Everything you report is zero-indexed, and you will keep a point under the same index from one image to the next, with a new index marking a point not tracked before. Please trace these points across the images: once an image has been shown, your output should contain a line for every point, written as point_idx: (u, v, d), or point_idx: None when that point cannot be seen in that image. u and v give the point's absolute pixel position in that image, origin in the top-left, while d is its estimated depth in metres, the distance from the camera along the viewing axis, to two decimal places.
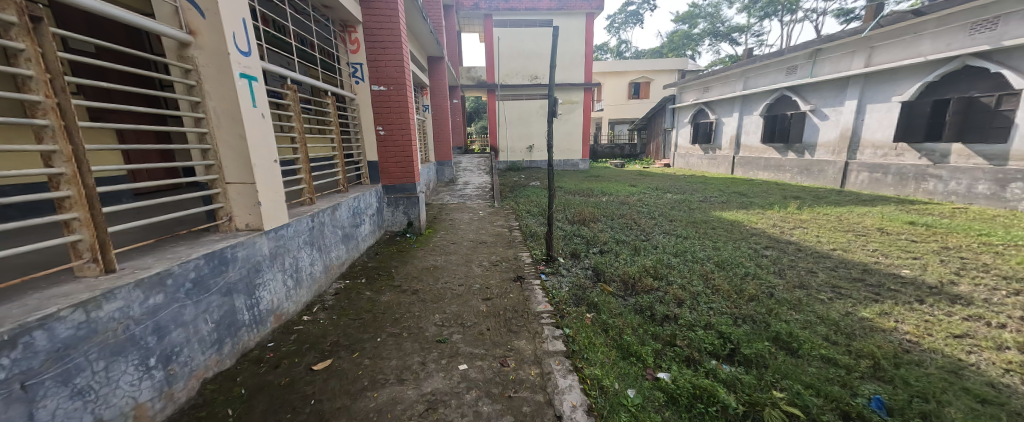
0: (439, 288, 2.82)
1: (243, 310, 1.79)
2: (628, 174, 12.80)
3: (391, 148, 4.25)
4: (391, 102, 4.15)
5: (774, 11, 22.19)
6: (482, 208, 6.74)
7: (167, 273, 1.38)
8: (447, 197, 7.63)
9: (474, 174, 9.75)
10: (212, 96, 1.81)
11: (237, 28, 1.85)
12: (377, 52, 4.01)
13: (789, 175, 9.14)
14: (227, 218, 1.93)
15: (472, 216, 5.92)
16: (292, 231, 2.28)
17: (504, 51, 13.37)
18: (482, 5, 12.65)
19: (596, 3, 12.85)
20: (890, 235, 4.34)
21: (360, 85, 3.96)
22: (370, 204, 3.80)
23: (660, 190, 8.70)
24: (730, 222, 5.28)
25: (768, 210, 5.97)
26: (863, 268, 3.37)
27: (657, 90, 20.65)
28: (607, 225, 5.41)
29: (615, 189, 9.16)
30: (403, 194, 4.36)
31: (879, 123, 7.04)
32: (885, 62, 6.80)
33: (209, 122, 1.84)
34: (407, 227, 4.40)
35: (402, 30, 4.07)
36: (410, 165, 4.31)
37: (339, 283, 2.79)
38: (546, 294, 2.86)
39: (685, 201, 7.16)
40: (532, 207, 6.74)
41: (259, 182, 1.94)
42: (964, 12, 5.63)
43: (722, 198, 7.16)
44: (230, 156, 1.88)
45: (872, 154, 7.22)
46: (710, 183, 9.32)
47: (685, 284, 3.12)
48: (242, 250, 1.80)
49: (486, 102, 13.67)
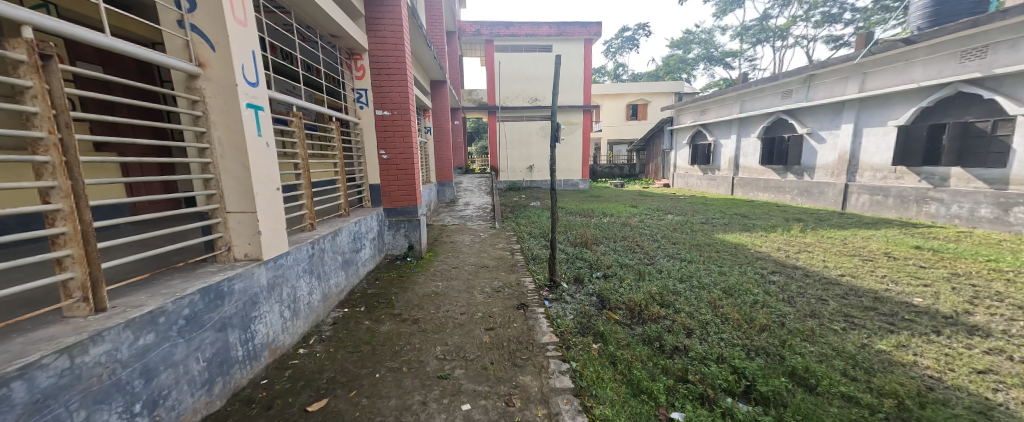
0: (441, 317, 2.72)
1: (237, 346, 1.72)
2: (628, 194, 12.84)
3: (393, 171, 4.25)
4: (395, 127, 4.19)
5: (767, 37, 22.96)
6: (483, 230, 6.69)
7: (160, 310, 1.32)
8: (448, 218, 7.60)
9: (474, 195, 9.76)
10: (217, 126, 1.81)
11: (247, 59, 1.87)
12: (381, 78, 4.08)
13: (789, 196, 9.15)
14: (225, 248, 1.88)
15: (472, 238, 5.86)
16: (291, 259, 2.22)
17: (505, 74, 13.70)
18: (484, 31, 13.06)
19: (595, 30, 13.28)
20: (897, 260, 4.27)
21: (364, 110, 4.01)
22: (371, 228, 3.76)
23: (661, 211, 8.69)
24: (734, 246, 5.22)
25: (772, 232, 5.93)
26: (874, 295, 3.29)
27: (655, 112, 21.07)
28: (609, 248, 5.35)
29: (616, 209, 9.16)
30: (404, 217, 4.32)
31: (876, 146, 7.11)
32: (878, 87, 6.97)
33: (213, 152, 1.83)
34: (407, 250, 4.33)
35: (407, 57, 4.15)
36: (413, 188, 4.30)
37: (337, 312, 2.71)
38: (550, 323, 2.76)
39: (686, 222, 7.13)
40: (533, 229, 6.69)
41: (260, 211, 1.92)
42: (954, 41, 5.82)
43: (724, 220, 7.13)
44: (233, 185, 1.86)
45: (871, 176, 7.26)
46: (711, 205, 9.33)
47: (693, 312, 3.04)
48: (239, 282, 1.75)
49: (487, 123, 13.89)
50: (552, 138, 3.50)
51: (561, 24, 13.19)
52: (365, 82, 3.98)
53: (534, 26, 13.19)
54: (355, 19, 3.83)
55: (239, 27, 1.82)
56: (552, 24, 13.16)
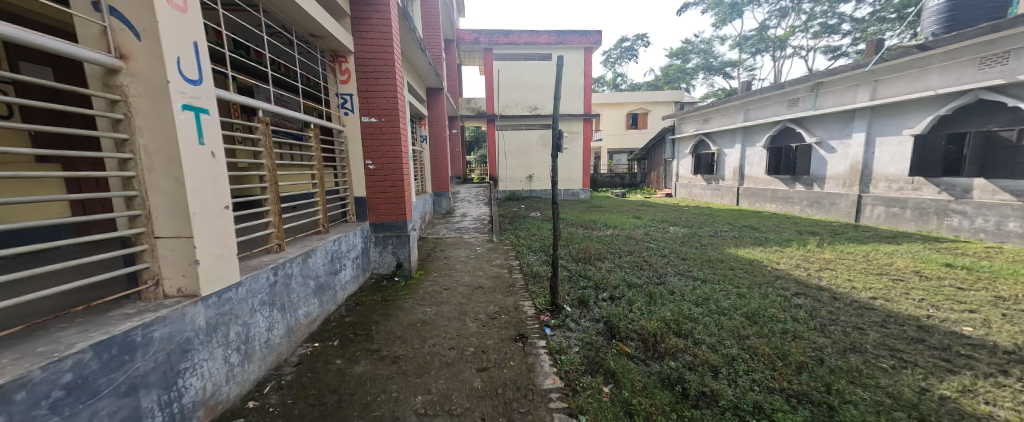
0: (425, 353, 2.34)
1: (155, 411, 1.35)
2: (631, 204, 12.52)
3: (379, 183, 3.91)
4: (382, 135, 3.85)
5: (766, 47, 22.98)
6: (480, 243, 6.33)
7: (19, 383, 0.96)
8: (443, 231, 7.24)
9: (472, 205, 9.42)
10: (144, 132, 1.47)
11: (185, 51, 1.55)
12: (367, 82, 3.75)
13: (798, 207, 8.83)
14: (152, 282, 1.52)
15: (468, 253, 5.49)
16: (244, 291, 1.86)
17: (504, 82, 13.50)
18: (483, 39, 12.90)
19: (594, 38, 13.13)
20: (931, 280, 3.91)
21: (349, 117, 3.69)
22: (353, 246, 3.40)
23: (666, 223, 8.35)
24: (750, 262, 4.85)
25: (787, 247, 5.56)
26: (917, 324, 2.92)
27: (655, 121, 20.91)
28: (615, 264, 4.98)
29: (619, 221, 8.81)
30: (392, 232, 3.96)
31: (891, 156, 6.83)
32: (892, 95, 6.74)
33: (139, 163, 1.48)
34: (396, 269, 3.96)
35: (397, 60, 3.84)
36: (401, 202, 3.95)
37: (305, 349, 2.33)
38: (553, 360, 2.38)
39: (694, 235, 6.77)
40: (533, 242, 6.33)
41: (199, 236, 1.57)
42: (972, 47, 5.58)
43: (733, 232, 6.79)
44: (163, 204, 1.51)
45: (886, 187, 6.95)
46: (718, 216, 9.01)
47: (716, 344, 2.65)
48: (162, 328, 1.39)
49: (486, 132, 13.65)
50: (554, 148, 3.17)
51: (560, 33, 13.04)
52: (350, 87, 3.68)
53: (533, 34, 13.03)
54: (340, 19, 3.53)
55: (174, 12, 1.49)
56: (551, 33, 13.02)
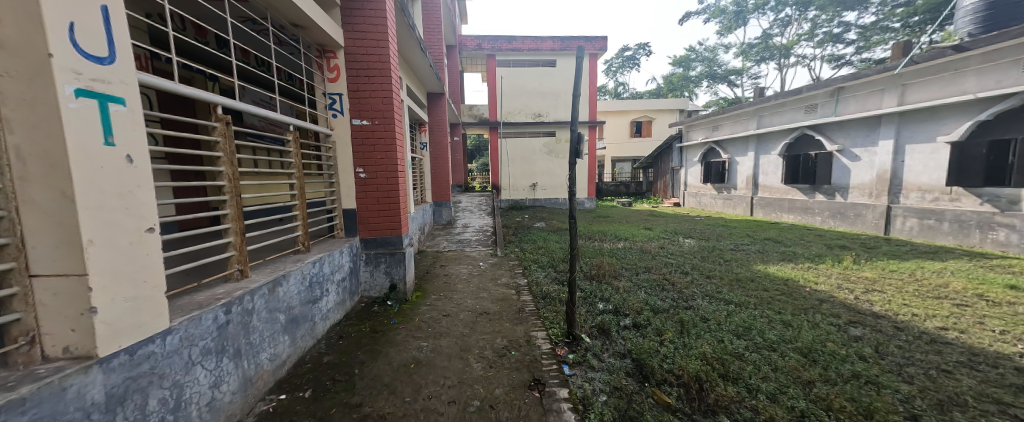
0: (420, 411, 1.85)
1: None
2: (639, 214, 12.08)
3: (371, 193, 3.45)
4: (375, 140, 3.41)
5: (771, 55, 22.75)
6: (484, 258, 5.87)
7: None
8: (444, 243, 6.80)
9: (474, 216, 8.99)
10: (16, 127, 1.03)
11: (85, 15, 1.11)
12: (358, 81, 3.32)
13: (819, 218, 8.36)
14: (27, 339, 1.08)
15: (470, 270, 5.01)
16: (176, 340, 1.40)
17: (507, 89, 13.21)
18: (486, 45, 12.65)
19: (599, 44, 12.87)
20: (1002, 307, 3.41)
21: (337, 119, 3.27)
22: (338, 267, 2.94)
23: (679, 235, 7.90)
24: (785, 282, 4.36)
25: (820, 263, 5.08)
26: (1014, 367, 2.42)
27: (659, 129, 20.59)
28: (633, 283, 4.48)
29: (630, 232, 8.35)
30: (385, 249, 3.50)
31: (924, 164, 6.38)
32: (922, 100, 6.34)
33: (9, 172, 1.04)
34: (389, 292, 3.48)
35: (392, 56, 3.43)
36: (397, 215, 3.50)
37: (267, 404, 1.85)
38: (579, 417, 1.90)
39: (714, 249, 6.30)
40: (541, 257, 5.86)
41: (96, 272, 1.10)
42: (1013, 48, 5.19)
43: (755, 246, 6.32)
44: (43, 229, 1.06)
45: (919, 197, 6.49)
46: (733, 227, 8.55)
47: (777, 394, 2.16)
48: (18, 416, 0.93)
49: (488, 140, 13.32)
50: (573, 153, 2.74)
51: (565, 39, 12.80)
52: (339, 86, 3.26)
53: (537, 40, 12.79)
54: (328, 10, 3.14)
55: None
56: (555, 39, 12.78)
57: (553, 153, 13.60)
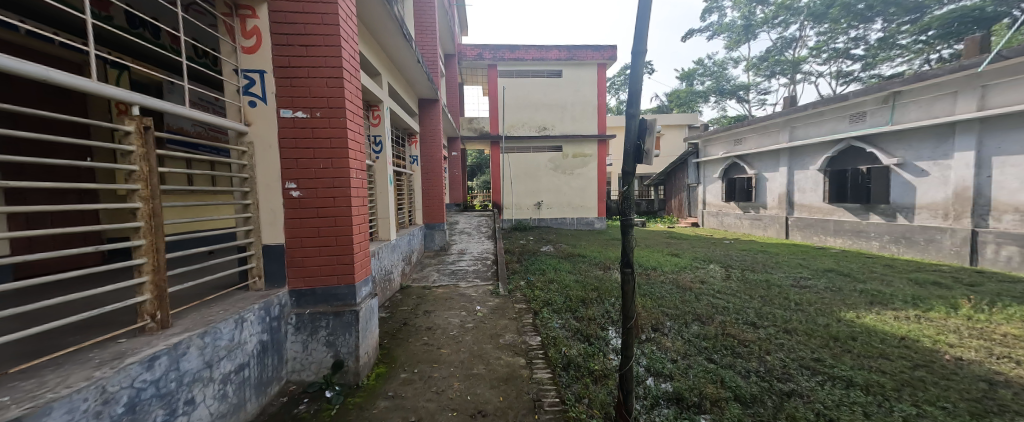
0: None
1: None
2: (657, 236, 10.90)
3: (307, 220, 2.27)
4: (316, 141, 2.26)
5: (782, 70, 21.97)
6: (483, 296, 4.67)
7: None
8: (435, 276, 5.60)
9: (473, 239, 7.82)
10: None
11: None
12: (291, 52, 2.20)
13: (877, 243, 7.15)
14: None
15: (464, 317, 3.80)
16: None
17: (510, 101, 12.33)
18: (486, 54, 11.82)
19: (608, 53, 12.10)
20: None
21: (257, 110, 2.16)
22: (229, 347, 1.72)
23: (714, 263, 6.68)
24: (904, 343, 3.10)
25: (929, 309, 3.83)
26: None
27: (669, 144, 19.63)
28: (687, 341, 3.26)
29: (654, 259, 7.14)
30: (329, 306, 2.29)
31: (1020, 180, 5.22)
32: (1009, 103, 5.28)
33: None
34: (331, 374, 2.24)
35: (345, 18, 2.33)
36: (348, 256, 2.32)
37: None
38: None
39: (768, 283, 5.08)
40: (555, 297, 4.64)
41: None
42: None
43: (818, 281, 5.10)
44: None
45: (1016, 220, 5.30)
46: (774, 254, 7.35)
47: None
48: None
49: (490, 155, 12.33)
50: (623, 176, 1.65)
51: (571, 48, 12.01)
52: (262, 59, 2.17)
53: (542, 50, 12.05)
54: None
55: None
56: (560, 48, 12.00)
57: (559, 168, 12.56)
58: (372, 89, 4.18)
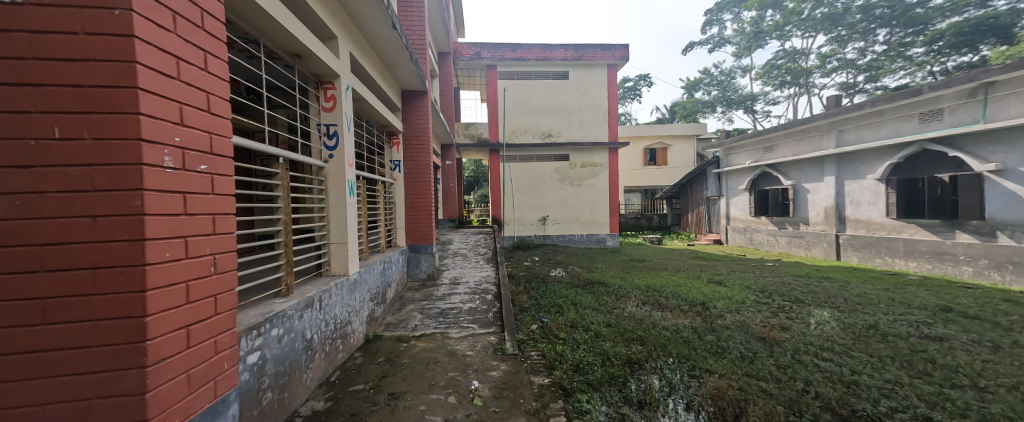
0: None
1: None
2: (682, 256, 9.51)
3: (10, 285, 0.88)
4: (48, 81, 0.91)
5: (791, 80, 20.98)
6: (483, 357, 3.20)
7: None
8: (418, 320, 4.12)
9: (470, 263, 6.39)
10: None
11: None
12: None
13: (969, 268, 5.82)
14: None
15: (454, 410, 2.32)
16: None
17: (511, 105, 11.11)
18: (484, 53, 10.64)
19: (620, 53, 10.96)
20: None
21: None
22: None
23: (775, 295, 5.27)
24: None
25: None
26: None
27: (677, 155, 18.46)
28: None
29: (696, 289, 5.72)
30: None
31: None
32: None
33: None
34: None
35: None
36: (130, 364, 0.96)
37: None
38: None
39: (881, 331, 3.68)
40: (588, 356, 3.18)
41: None
42: None
43: (948, 327, 3.70)
44: None
45: None
46: (842, 281, 5.94)
47: None
48: None
49: (490, 165, 11.05)
50: None
51: (579, 47, 10.89)
52: None
53: (546, 49, 10.91)
54: None
55: None
56: (567, 47, 10.87)
57: (566, 179, 11.25)
58: (320, 56, 2.83)
